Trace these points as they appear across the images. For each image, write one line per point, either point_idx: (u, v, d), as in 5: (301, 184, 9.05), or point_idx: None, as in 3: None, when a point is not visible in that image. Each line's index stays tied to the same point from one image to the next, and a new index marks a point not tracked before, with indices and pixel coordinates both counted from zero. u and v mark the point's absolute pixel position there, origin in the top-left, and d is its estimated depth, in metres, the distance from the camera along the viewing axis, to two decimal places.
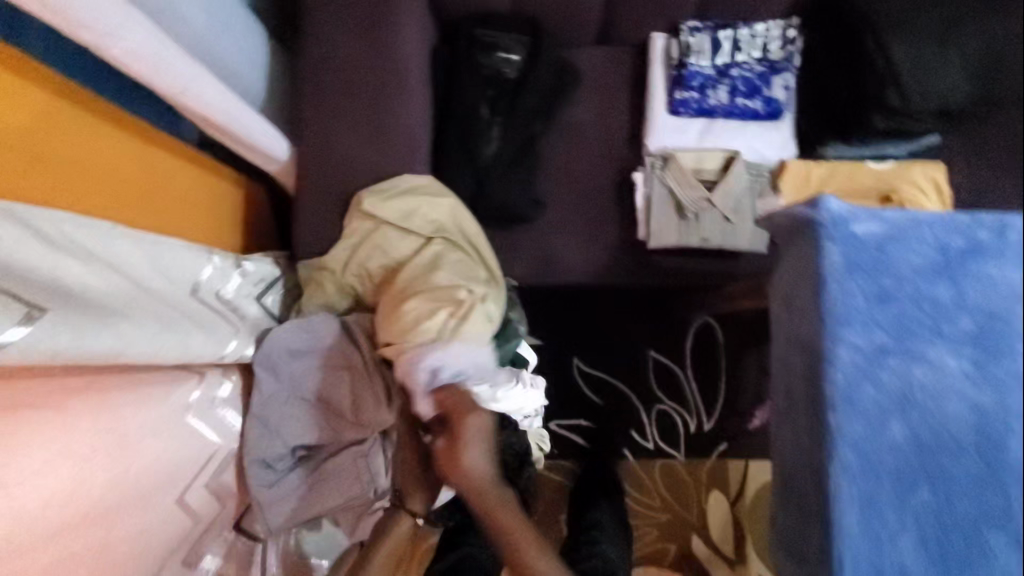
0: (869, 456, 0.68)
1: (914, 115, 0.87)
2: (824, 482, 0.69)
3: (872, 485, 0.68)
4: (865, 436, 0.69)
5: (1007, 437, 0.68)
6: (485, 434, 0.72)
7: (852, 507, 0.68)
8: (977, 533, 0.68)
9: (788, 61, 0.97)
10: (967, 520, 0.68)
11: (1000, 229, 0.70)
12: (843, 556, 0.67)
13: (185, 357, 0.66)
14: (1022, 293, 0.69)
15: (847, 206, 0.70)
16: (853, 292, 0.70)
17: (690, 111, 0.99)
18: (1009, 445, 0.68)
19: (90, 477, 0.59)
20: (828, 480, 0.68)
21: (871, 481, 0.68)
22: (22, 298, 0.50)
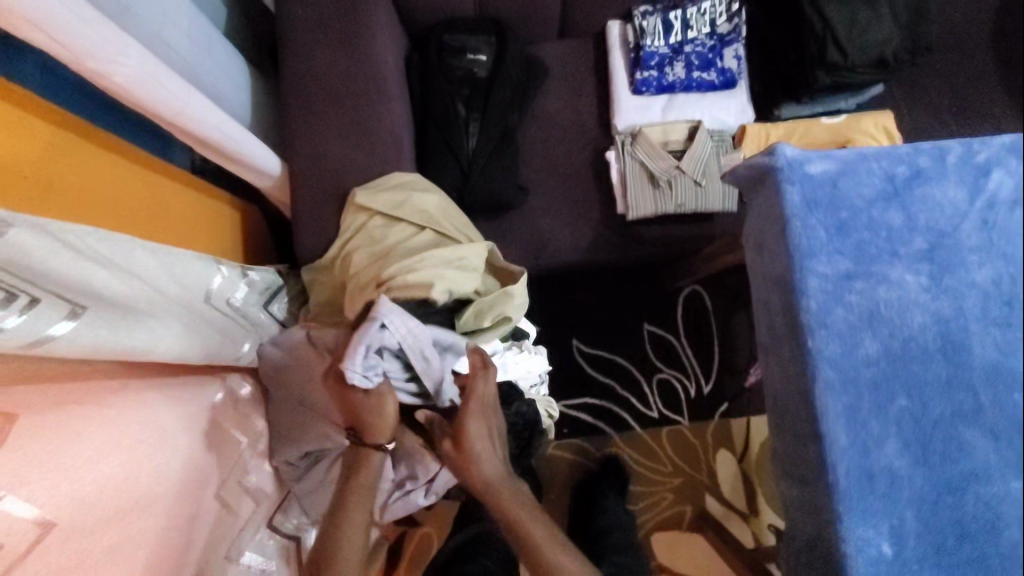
0: (848, 377, 0.72)
1: (854, 67, 0.96)
2: (817, 426, 0.72)
3: (855, 399, 0.71)
4: (842, 356, 0.72)
5: (969, 341, 0.72)
6: (492, 439, 0.78)
7: (839, 425, 0.71)
8: (954, 432, 0.71)
9: (735, 33, 1.08)
10: (944, 421, 0.71)
11: (938, 154, 0.75)
12: (838, 475, 0.71)
13: (204, 352, 0.75)
14: (967, 209, 0.74)
15: (799, 150, 0.75)
16: (814, 227, 0.74)
17: (652, 89, 1.10)
18: (972, 348, 0.72)
19: (134, 466, 0.66)
20: (820, 423, 0.71)
21: (852, 396, 0.72)
22: (67, 297, 0.56)
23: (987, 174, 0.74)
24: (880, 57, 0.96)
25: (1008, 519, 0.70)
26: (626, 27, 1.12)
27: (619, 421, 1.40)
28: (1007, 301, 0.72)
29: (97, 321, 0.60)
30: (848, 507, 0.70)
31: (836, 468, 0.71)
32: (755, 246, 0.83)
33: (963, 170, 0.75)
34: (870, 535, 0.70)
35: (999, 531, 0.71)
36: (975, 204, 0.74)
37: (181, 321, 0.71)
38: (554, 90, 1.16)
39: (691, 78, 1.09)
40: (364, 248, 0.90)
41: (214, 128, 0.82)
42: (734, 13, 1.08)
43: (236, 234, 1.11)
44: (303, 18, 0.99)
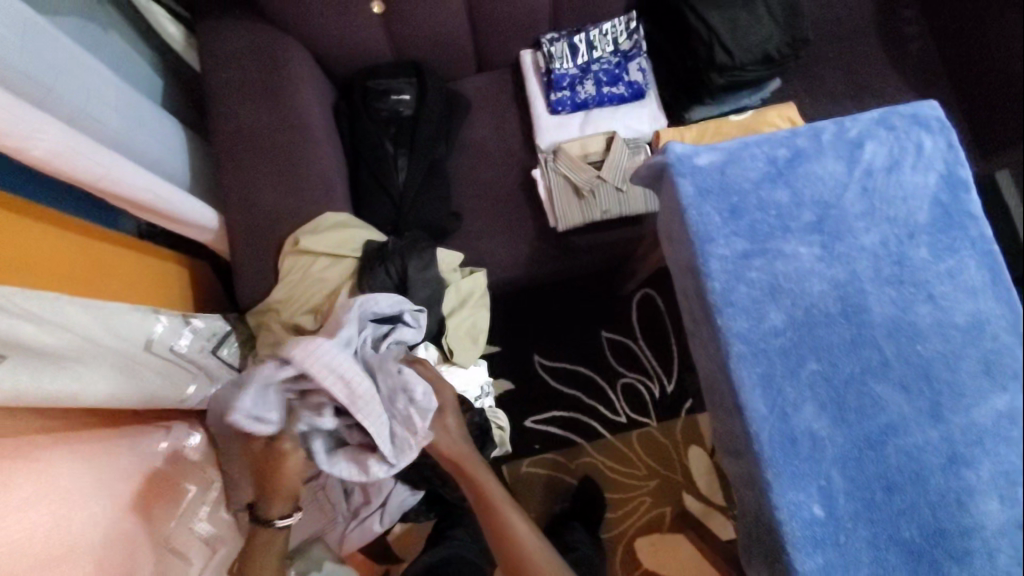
0: (759, 349, 0.76)
1: (742, 66, 1.04)
2: (738, 399, 0.76)
3: (768, 368, 0.76)
4: (750, 329, 0.76)
5: (867, 300, 0.77)
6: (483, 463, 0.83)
7: (757, 394, 0.75)
8: (867, 387, 0.75)
9: (636, 48, 1.16)
10: (856, 379, 0.75)
11: (815, 134, 0.82)
12: (763, 445, 0.74)
13: (143, 394, 0.79)
14: (847, 181, 0.80)
15: (687, 146, 0.81)
16: (709, 212, 0.79)
17: (567, 108, 1.17)
18: (870, 306, 0.77)
19: (69, 518, 0.68)
20: (740, 395, 0.75)
21: (766, 365, 0.76)
22: None
23: (861, 147, 0.81)
24: (764, 54, 1.04)
25: (931, 465, 0.74)
26: (537, 54, 1.19)
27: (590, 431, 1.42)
28: (896, 259, 0.78)
29: (19, 368, 0.62)
30: (776, 474, 0.74)
31: (759, 436, 0.74)
32: (667, 239, 0.88)
33: (839, 146, 0.81)
34: (802, 499, 0.73)
35: (925, 479, 0.74)
36: (854, 174, 0.80)
37: (115, 366, 0.75)
38: (479, 121, 1.23)
39: (602, 94, 1.16)
40: (313, 283, 0.96)
41: (143, 188, 0.87)
42: (633, 31, 1.16)
43: (189, 291, 1.15)
44: (227, 80, 1.05)
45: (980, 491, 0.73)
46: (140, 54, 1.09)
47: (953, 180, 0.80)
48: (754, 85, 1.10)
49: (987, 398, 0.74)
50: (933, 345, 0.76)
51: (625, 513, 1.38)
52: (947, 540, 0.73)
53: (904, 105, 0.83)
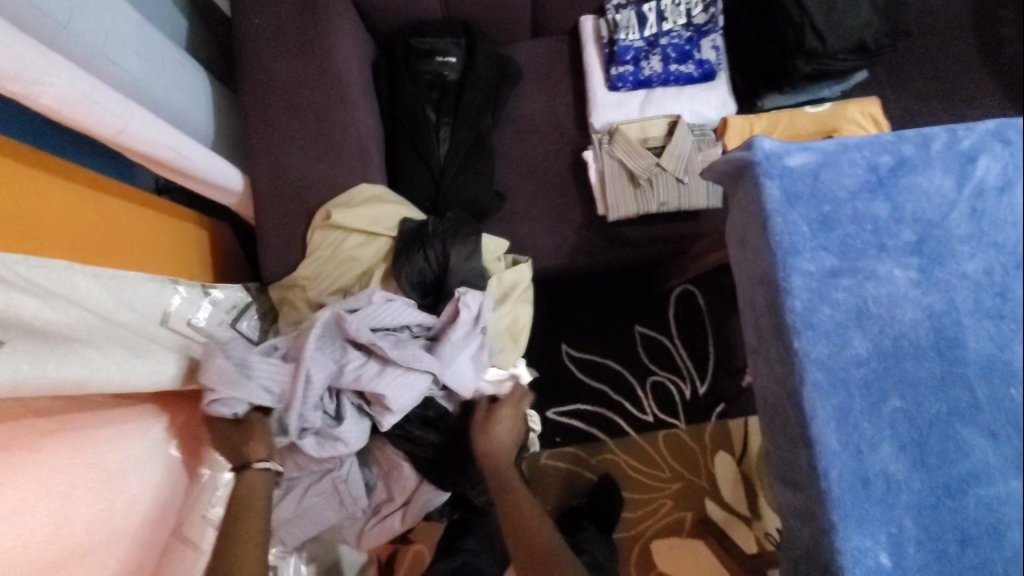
0: (837, 378, 0.69)
1: (834, 55, 0.93)
2: (809, 432, 0.69)
3: (845, 401, 0.69)
4: (830, 356, 0.69)
5: (962, 334, 0.69)
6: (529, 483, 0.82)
7: (831, 429, 0.68)
8: (951, 429, 0.69)
9: (712, 23, 1.04)
10: (939, 419, 0.69)
11: (924, 142, 0.72)
12: (832, 485, 0.67)
13: (160, 378, 0.74)
14: (955, 198, 0.71)
15: (779, 143, 0.72)
16: (795, 221, 0.71)
17: (628, 85, 1.06)
18: (966, 341, 0.69)
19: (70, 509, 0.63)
20: (811, 429, 0.68)
21: (843, 398, 0.69)
22: None
23: (975, 160, 0.71)
24: (859, 44, 0.93)
25: (1010, 520, 0.68)
26: (599, 22, 1.08)
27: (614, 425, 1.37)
28: (998, 289, 0.70)
29: (20, 352, 0.58)
30: (842, 516, 0.67)
31: (828, 473, 0.68)
32: (736, 244, 0.80)
33: (951, 157, 0.71)
34: (867, 545, 0.67)
35: (1002, 534, 0.68)
36: (963, 191, 0.71)
37: (127, 347, 0.70)
38: (528, 91, 1.13)
39: (668, 72, 1.05)
40: (342, 264, 0.89)
41: (164, 146, 0.79)
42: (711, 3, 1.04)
43: (209, 255, 1.08)
44: (259, 26, 0.95)
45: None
46: None
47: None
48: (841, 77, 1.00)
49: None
50: None
51: (645, 514, 1.34)
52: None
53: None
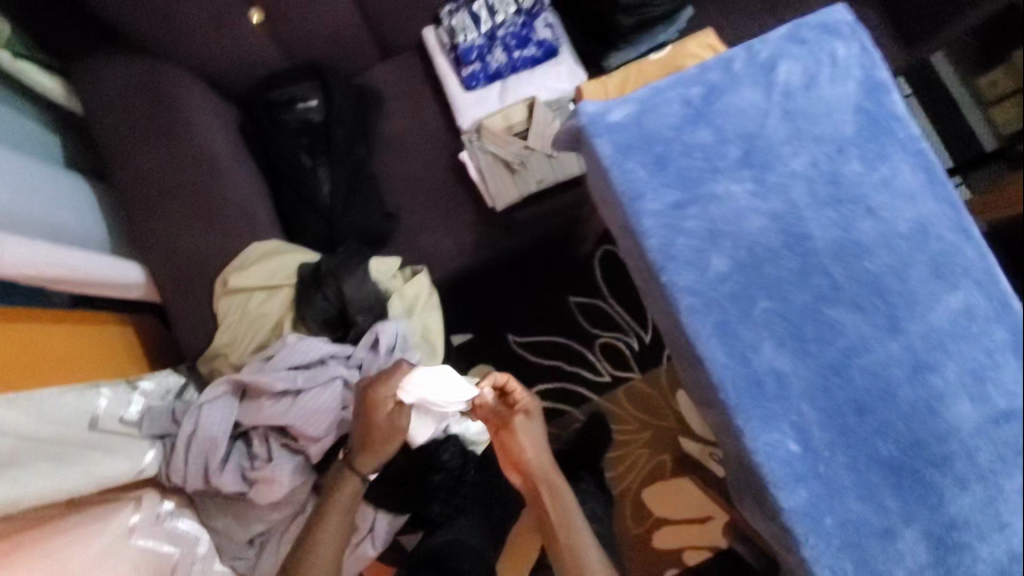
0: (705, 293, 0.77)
1: (645, 2, 1.02)
2: (697, 351, 0.74)
3: (720, 315, 0.74)
4: (696, 279, 0.75)
5: (807, 226, 0.75)
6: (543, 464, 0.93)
7: (715, 344, 0.74)
8: (820, 312, 0.74)
9: (538, 4, 1.11)
10: (808, 307, 0.74)
11: (726, 65, 0.78)
12: (729, 391, 0.73)
13: (98, 480, 0.78)
14: (767, 106, 0.77)
15: (599, 103, 0.78)
16: (633, 168, 0.76)
17: (482, 81, 1.12)
18: (811, 232, 0.75)
19: None
20: (697, 347, 0.74)
21: (718, 312, 0.74)
22: None
23: (774, 68, 0.77)
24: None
25: (895, 379, 0.73)
26: (438, 31, 1.13)
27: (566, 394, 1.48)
28: (827, 176, 0.75)
29: None
30: (746, 418, 0.73)
31: (723, 384, 0.73)
32: (599, 203, 0.85)
33: (754, 71, 0.77)
34: (776, 438, 0.72)
35: (894, 394, 0.73)
36: (773, 99, 0.77)
37: (52, 458, 0.74)
38: (394, 110, 1.18)
39: (515, 60, 1.11)
40: (252, 324, 0.93)
41: (58, 259, 0.82)
42: None
43: (141, 349, 1.11)
44: (115, 122, 0.98)
45: (951, 394, 0.72)
46: (20, 115, 1.01)
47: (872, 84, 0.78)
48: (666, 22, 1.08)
49: (941, 299, 0.73)
50: (880, 259, 0.74)
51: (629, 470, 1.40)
52: (928, 449, 0.72)
53: (811, 15, 0.79)
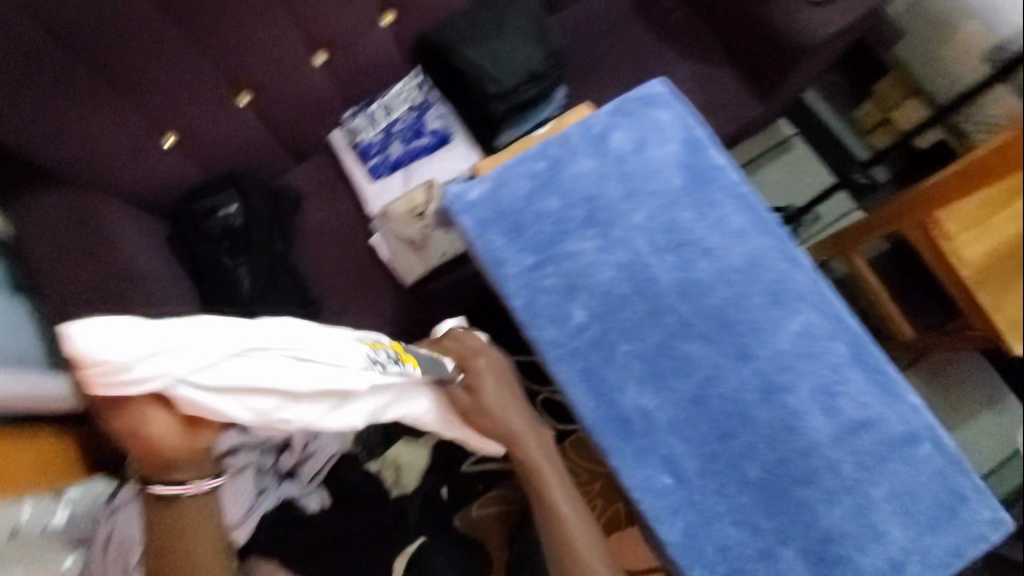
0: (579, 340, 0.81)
1: (516, 88, 1.17)
2: (569, 398, 0.80)
3: (584, 362, 0.80)
4: (559, 331, 0.81)
5: (651, 272, 0.82)
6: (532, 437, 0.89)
7: (582, 389, 0.79)
8: (675, 348, 0.80)
9: (427, 99, 1.26)
10: (663, 345, 0.80)
11: (565, 140, 0.88)
12: (600, 433, 0.78)
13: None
14: (604, 171, 0.86)
15: (457, 186, 0.87)
16: (492, 238, 0.84)
17: (385, 170, 1.24)
18: (656, 276, 0.82)
19: None
20: (567, 394, 0.80)
21: (582, 359, 0.80)
22: None
23: (606, 138, 0.88)
24: (529, 74, 1.16)
25: (750, 401, 0.78)
26: (342, 132, 1.27)
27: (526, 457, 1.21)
28: (664, 224, 0.84)
29: None
30: (620, 457, 0.77)
31: (594, 426, 0.78)
32: None
33: (589, 142, 0.88)
34: (650, 472, 0.76)
35: (752, 417, 0.77)
36: (607, 164, 0.87)
37: None
38: (312, 206, 1.28)
39: (412, 150, 1.24)
40: None
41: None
42: (421, 86, 1.26)
43: None
44: (39, 244, 1.02)
45: (804, 409, 0.77)
46: None
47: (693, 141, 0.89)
48: (541, 102, 1.22)
49: (781, 323, 0.80)
50: (720, 293, 0.81)
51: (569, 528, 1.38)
52: (792, 465, 0.76)
53: (633, 89, 0.91)
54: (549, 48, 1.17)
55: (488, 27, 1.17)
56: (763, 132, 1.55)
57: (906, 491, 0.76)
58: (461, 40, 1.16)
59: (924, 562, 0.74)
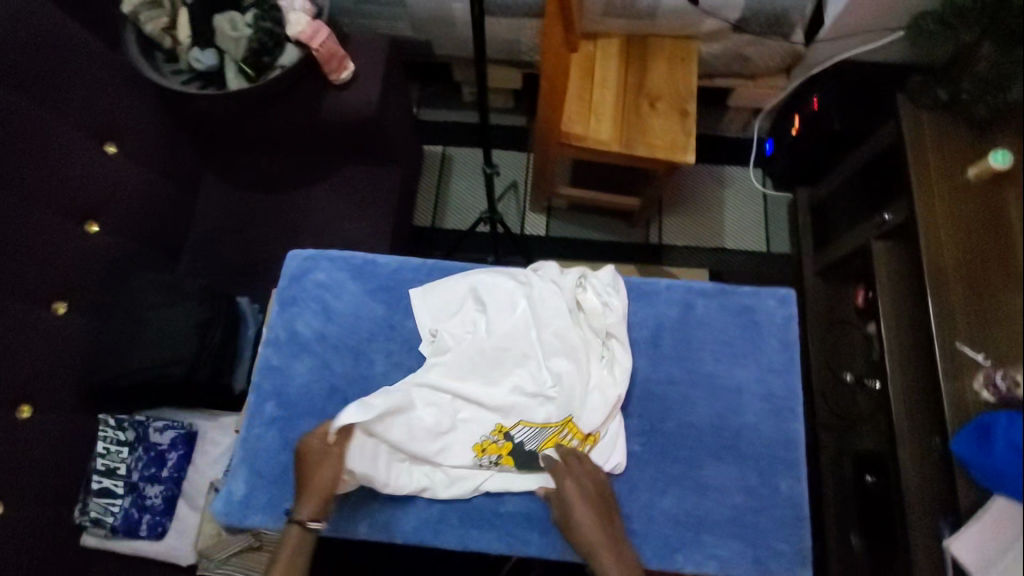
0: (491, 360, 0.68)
1: (203, 345, 1.10)
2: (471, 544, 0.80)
3: (454, 506, 0.80)
4: (413, 508, 0.80)
5: None
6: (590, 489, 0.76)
7: (471, 529, 0.80)
8: None
9: (141, 424, 1.13)
10: None
11: (267, 366, 0.87)
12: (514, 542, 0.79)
13: None
14: (320, 359, 0.87)
15: (221, 495, 0.81)
16: (291, 502, 0.80)
17: (165, 515, 1.10)
18: None
19: None
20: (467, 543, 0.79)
21: (450, 506, 0.80)
22: None
23: (298, 334, 0.88)
24: (202, 328, 1.10)
25: None
26: (88, 530, 1.08)
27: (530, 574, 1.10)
28: (401, 349, 0.88)
29: None
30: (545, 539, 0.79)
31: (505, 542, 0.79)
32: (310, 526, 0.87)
33: (288, 350, 0.87)
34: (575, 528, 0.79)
35: None
36: (318, 351, 0.87)
37: None
38: None
39: (171, 472, 1.12)
40: None
41: None
42: (122, 420, 1.12)
43: None
44: None
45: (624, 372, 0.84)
46: None
47: (361, 266, 0.92)
48: (238, 332, 1.18)
49: None
50: None
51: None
52: (652, 414, 0.84)
53: (280, 278, 0.92)
54: (198, 289, 1.13)
55: (127, 328, 1.08)
56: (424, 168, 1.72)
57: (723, 341, 0.87)
58: (114, 360, 1.06)
59: (781, 375, 0.85)
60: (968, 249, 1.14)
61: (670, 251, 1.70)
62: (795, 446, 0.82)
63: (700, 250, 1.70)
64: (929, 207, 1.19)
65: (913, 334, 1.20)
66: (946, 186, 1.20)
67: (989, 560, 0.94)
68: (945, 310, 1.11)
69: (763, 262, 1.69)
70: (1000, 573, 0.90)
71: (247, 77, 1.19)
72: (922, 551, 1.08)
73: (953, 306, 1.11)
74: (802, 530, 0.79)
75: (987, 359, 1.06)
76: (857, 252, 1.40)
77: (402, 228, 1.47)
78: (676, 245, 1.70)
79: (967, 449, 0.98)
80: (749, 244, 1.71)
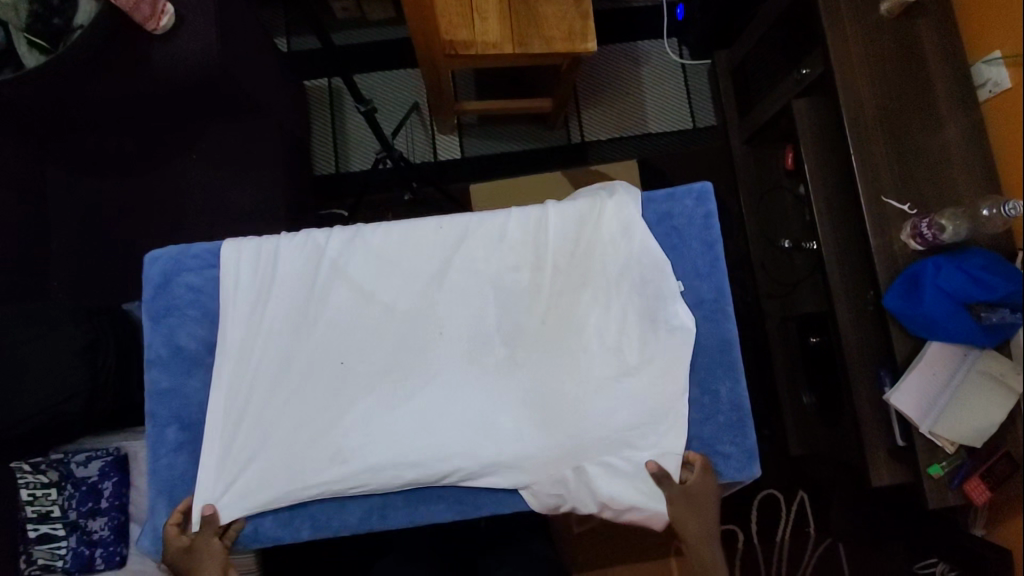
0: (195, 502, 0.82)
1: (92, 369, 0.99)
2: (425, 515, 0.83)
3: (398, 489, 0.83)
4: (353, 500, 0.83)
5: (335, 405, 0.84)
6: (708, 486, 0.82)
7: (417, 505, 0.83)
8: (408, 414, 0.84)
9: (58, 463, 1.01)
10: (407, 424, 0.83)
11: (162, 398, 0.87)
12: (467, 504, 0.83)
13: None
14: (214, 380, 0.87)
15: (148, 533, 0.83)
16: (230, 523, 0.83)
17: (116, 543, 1.03)
18: (339, 402, 0.84)
19: None
20: (422, 513, 0.83)
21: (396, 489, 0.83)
22: None
23: (182, 348, 0.88)
24: (85, 351, 0.99)
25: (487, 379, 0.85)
26: None
27: (511, 522, 1.07)
28: (297, 364, 0.86)
29: None
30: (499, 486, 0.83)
31: (460, 506, 0.83)
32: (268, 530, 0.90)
33: (178, 366, 0.88)
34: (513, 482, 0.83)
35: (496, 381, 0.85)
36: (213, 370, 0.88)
37: None
38: None
39: (110, 502, 1.03)
40: None
41: None
42: (38, 462, 1.00)
43: None
44: None
45: (479, 372, 0.86)
46: None
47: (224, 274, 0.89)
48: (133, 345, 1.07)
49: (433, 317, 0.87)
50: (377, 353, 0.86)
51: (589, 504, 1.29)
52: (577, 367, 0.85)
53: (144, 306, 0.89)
54: (66, 314, 1.00)
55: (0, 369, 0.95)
56: (312, 107, 1.52)
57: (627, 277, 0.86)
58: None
59: (707, 279, 0.89)
60: (888, 90, 1.06)
61: (595, 146, 1.59)
62: (730, 347, 0.87)
63: (626, 140, 1.59)
64: (844, 54, 1.07)
65: (838, 193, 1.17)
66: (861, 24, 1.08)
67: (929, 401, 0.99)
68: (869, 168, 1.05)
69: (691, 140, 1.60)
70: (943, 408, 0.97)
71: (41, 48, 0.99)
72: (868, 399, 1.11)
73: (877, 159, 1.05)
74: (746, 428, 0.86)
75: (913, 209, 1.04)
76: (780, 114, 1.32)
77: (296, 185, 1.32)
78: (600, 140, 1.59)
79: (896, 302, 1.00)
80: (673, 122, 1.60)
